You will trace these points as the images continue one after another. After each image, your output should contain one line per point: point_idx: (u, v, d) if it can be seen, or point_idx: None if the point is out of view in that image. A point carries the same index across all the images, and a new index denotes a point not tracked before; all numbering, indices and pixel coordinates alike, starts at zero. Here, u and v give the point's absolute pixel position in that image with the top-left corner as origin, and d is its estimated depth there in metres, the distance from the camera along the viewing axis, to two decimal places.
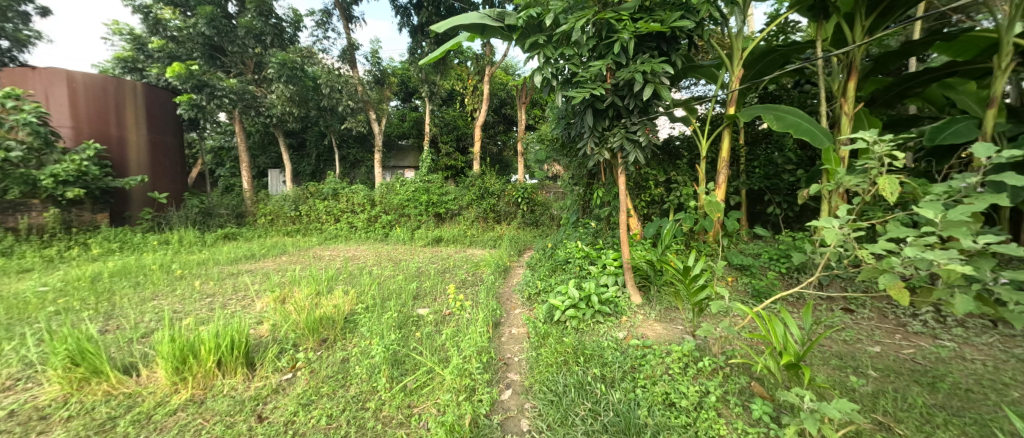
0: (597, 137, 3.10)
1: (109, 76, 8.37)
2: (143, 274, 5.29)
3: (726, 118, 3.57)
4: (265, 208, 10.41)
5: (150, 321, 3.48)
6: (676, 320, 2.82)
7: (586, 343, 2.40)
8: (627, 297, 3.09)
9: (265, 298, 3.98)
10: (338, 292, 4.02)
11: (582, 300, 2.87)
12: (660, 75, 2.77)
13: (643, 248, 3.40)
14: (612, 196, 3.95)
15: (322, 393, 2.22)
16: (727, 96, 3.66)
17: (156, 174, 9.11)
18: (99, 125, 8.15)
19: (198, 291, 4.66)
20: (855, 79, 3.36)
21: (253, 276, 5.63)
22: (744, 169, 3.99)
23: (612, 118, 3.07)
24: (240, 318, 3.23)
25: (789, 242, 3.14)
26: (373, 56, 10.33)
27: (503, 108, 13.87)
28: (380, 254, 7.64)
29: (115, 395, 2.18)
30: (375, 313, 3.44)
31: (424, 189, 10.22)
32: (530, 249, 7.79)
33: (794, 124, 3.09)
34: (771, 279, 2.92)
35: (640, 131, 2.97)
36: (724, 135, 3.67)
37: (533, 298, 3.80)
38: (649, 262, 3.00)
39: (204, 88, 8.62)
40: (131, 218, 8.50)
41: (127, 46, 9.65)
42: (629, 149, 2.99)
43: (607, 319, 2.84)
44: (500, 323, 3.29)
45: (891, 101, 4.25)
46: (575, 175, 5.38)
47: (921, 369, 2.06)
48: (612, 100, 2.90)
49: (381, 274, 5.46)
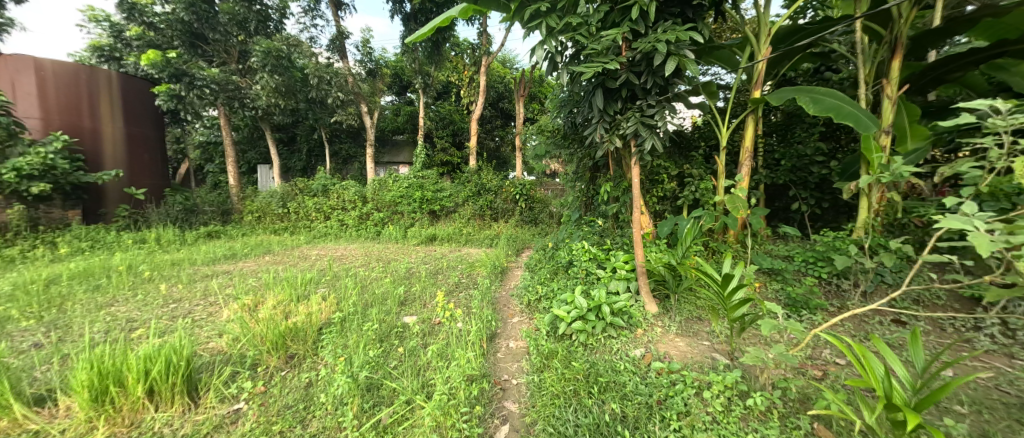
0: (608, 122, 2.71)
1: (82, 64, 7.89)
2: (108, 277, 4.87)
3: (751, 102, 3.16)
4: (252, 205, 9.98)
5: (96, 334, 3.07)
6: (701, 335, 2.43)
7: (599, 367, 2.00)
8: (641, 306, 2.70)
9: (234, 305, 3.57)
10: (316, 298, 3.63)
11: (591, 310, 2.46)
12: (685, 47, 2.36)
13: (658, 249, 3.00)
14: (622, 190, 3.54)
15: (274, 432, 1.82)
16: (753, 78, 3.24)
17: (133, 168, 8.63)
18: (71, 116, 7.67)
19: (163, 296, 4.24)
20: (899, 57, 2.94)
21: (228, 278, 5.19)
22: (765, 162, 3.61)
23: (625, 100, 2.66)
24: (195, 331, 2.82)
25: (826, 243, 2.75)
26: (365, 47, 9.88)
27: (501, 102, 13.44)
28: (370, 254, 7.21)
29: (16, 435, 1.78)
30: (355, 324, 3.03)
31: (419, 185, 9.81)
32: (529, 248, 7.40)
33: (835, 107, 2.68)
34: (809, 286, 2.53)
35: (657, 116, 2.55)
36: (748, 122, 3.26)
37: (534, 305, 3.40)
38: (669, 268, 2.61)
39: (183, 78, 8.15)
40: (107, 216, 8.04)
41: (105, 34, 9.19)
42: (645, 136, 2.58)
43: (620, 333, 2.43)
44: (495, 336, 2.87)
45: (923, 88, 3.84)
46: (577, 170, 4.99)
47: (1018, 403, 1.66)
48: (626, 78, 2.49)
49: (368, 276, 5.06)
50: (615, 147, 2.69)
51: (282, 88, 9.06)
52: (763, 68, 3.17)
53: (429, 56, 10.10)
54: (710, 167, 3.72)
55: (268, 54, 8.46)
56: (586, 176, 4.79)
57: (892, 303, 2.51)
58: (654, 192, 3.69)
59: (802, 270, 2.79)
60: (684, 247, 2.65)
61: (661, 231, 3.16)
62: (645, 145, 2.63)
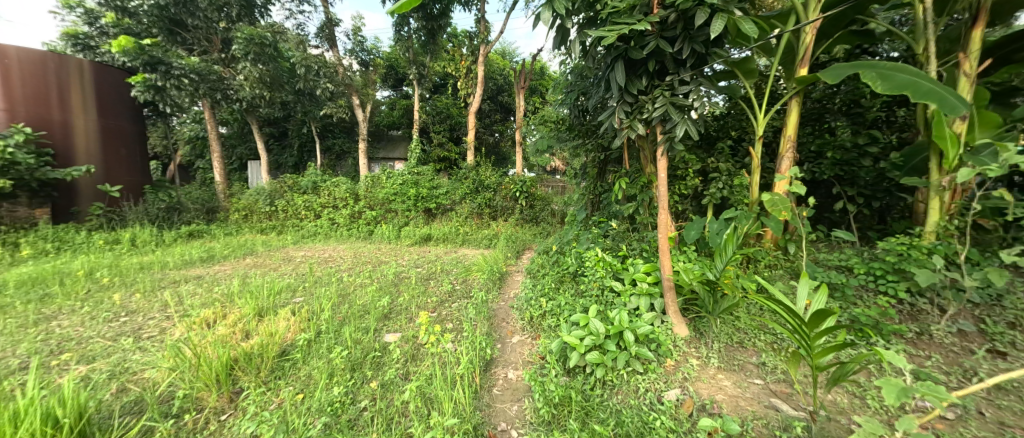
0: (629, 104, 2.21)
1: (49, 51, 7.36)
2: (60, 283, 4.38)
3: (796, 82, 2.67)
4: (239, 202, 9.51)
5: (14, 360, 2.58)
6: (749, 369, 1.94)
7: (628, 427, 1.62)
8: (670, 329, 2.21)
9: (187, 321, 3.06)
10: (283, 313, 3.13)
11: (610, 338, 1.98)
12: (732, 5, 1.89)
13: (687, 257, 2.51)
14: (640, 187, 3.05)
15: None
16: (798, 54, 2.71)
17: (108, 164, 8.11)
18: (38, 107, 7.14)
19: (116, 307, 3.74)
20: (981, 26, 2.45)
21: (197, 284, 4.72)
22: (805, 154, 3.12)
23: (650, 77, 2.17)
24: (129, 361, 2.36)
25: (896, 253, 2.27)
26: (356, 35, 9.34)
27: (500, 95, 12.92)
28: (359, 255, 6.72)
29: None
30: (321, 349, 2.54)
31: (414, 182, 9.30)
32: (530, 249, 6.91)
33: (910, 83, 2.18)
34: (882, 306, 2.03)
35: (692, 96, 2.06)
36: (792, 105, 2.75)
37: (538, 321, 2.91)
38: (706, 284, 2.12)
39: (158, 67, 7.61)
40: (79, 215, 7.56)
41: (79, 22, 8.68)
42: (676, 119, 2.09)
43: (646, 368, 1.93)
44: (491, 363, 2.39)
45: (989, 70, 3.23)
46: (585, 164, 4.53)
47: None
48: (656, 45, 2.00)
49: (351, 283, 4.55)
50: (635, 136, 2.22)
51: (267, 78, 8.49)
52: (811, 42, 2.64)
53: (424, 45, 9.62)
54: (740, 160, 3.23)
55: (251, 42, 7.89)
56: (594, 172, 4.27)
57: (983, 329, 2.00)
58: (676, 190, 3.19)
59: (866, 285, 2.29)
60: (724, 259, 2.16)
61: (689, 236, 2.67)
62: (674, 132, 2.14)
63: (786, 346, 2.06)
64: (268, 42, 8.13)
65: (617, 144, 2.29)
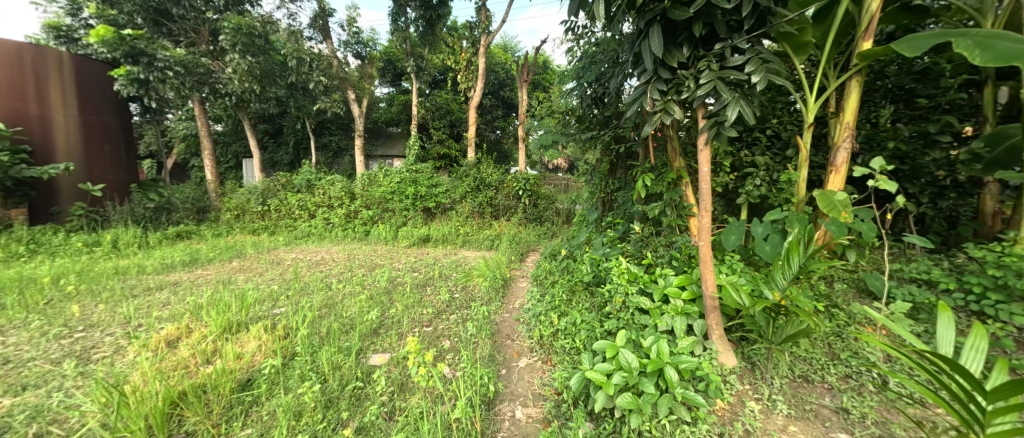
0: (666, 79, 1.80)
1: (26, 43, 6.96)
2: (20, 292, 3.99)
3: (859, 58, 2.24)
4: (230, 202, 9.13)
5: None
6: (827, 420, 1.54)
7: None
8: (717, 359, 1.80)
9: (142, 340, 2.66)
10: (254, 330, 2.71)
11: (646, 376, 1.56)
12: None
13: (731, 267, 2.10)
14: (665, 184, 2.62)
15: None
16: (859, 25, 2.28)
17: (91, 161, 7.72)
18: (14, 102, 6.76)
19: (76, 320, 3.34)
20: None
21: (173, 291, 4.31)
22: (855, 146, 2.70)
23: (694, 46, 1.75)
24: (64, 396, 2.01)
25: (994, 263, 1.84)
26: (350, 26, 8.92)
27: (501, 90, 12.49)
28: (353, 258, 6.31)
29: None
30: (290, 384, 2.12)
31: (412, 180, 8.87)
32: (534, 250, 6.51)
33: (1017, 53, 1.76)
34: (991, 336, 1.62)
35: (748, 69, 1.64)
36: (853, 85, 2.33)
37: (550, 342, 2.52)
38: (765, 305, 1.69)
39: (140, 58, 7.23)
40: (60, 215, 7.18)
41: (62, 13, 8.30)
42: (728, 97, 1.68)
43: (695, 416, 1.53)
44: (494, 400, 2.00)
45: None
46: (596, 160, 4.14)
47: None
48: (706, 2, 1.58)
49: (340, 291, 4.12)
50: (670, 122, 1.81)
51: (257, 71, 8.06)
52: (877, 10, 2.21)
53: (422, 36, 9.21)
54: (780, 153, 2.81)
55: (239, 32, 7.46)
56: (606, 168, 3.89)
57: None
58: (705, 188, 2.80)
59: (955, 305, 1.89)
60: (785, 275, 1.77)
61: (728, 241, 2.26)
62: (722, 114, 1.72)
63: (866, 385, 1.66)
64: (257, 32, 7.72)
65: (648, 131, 1.87)
